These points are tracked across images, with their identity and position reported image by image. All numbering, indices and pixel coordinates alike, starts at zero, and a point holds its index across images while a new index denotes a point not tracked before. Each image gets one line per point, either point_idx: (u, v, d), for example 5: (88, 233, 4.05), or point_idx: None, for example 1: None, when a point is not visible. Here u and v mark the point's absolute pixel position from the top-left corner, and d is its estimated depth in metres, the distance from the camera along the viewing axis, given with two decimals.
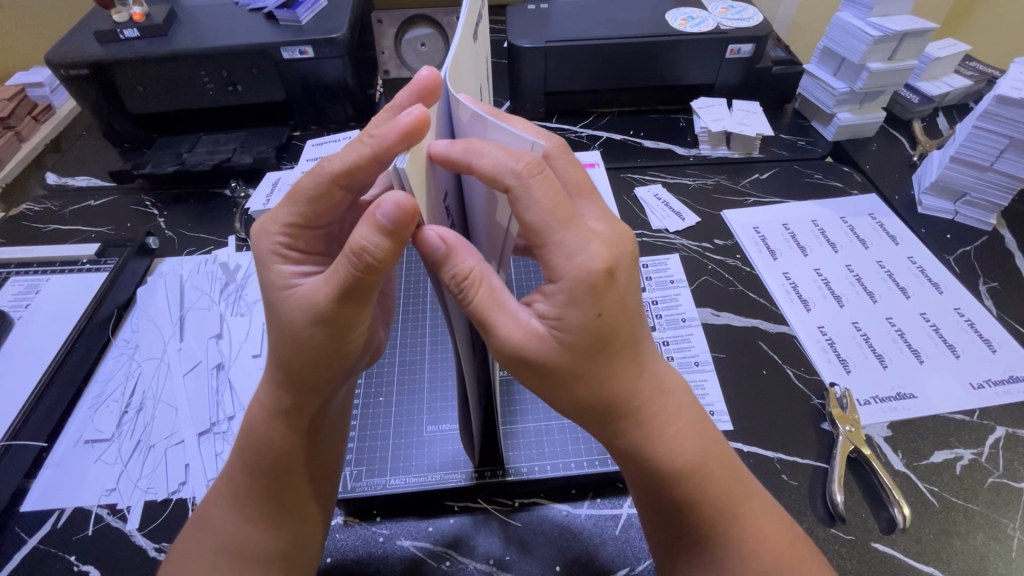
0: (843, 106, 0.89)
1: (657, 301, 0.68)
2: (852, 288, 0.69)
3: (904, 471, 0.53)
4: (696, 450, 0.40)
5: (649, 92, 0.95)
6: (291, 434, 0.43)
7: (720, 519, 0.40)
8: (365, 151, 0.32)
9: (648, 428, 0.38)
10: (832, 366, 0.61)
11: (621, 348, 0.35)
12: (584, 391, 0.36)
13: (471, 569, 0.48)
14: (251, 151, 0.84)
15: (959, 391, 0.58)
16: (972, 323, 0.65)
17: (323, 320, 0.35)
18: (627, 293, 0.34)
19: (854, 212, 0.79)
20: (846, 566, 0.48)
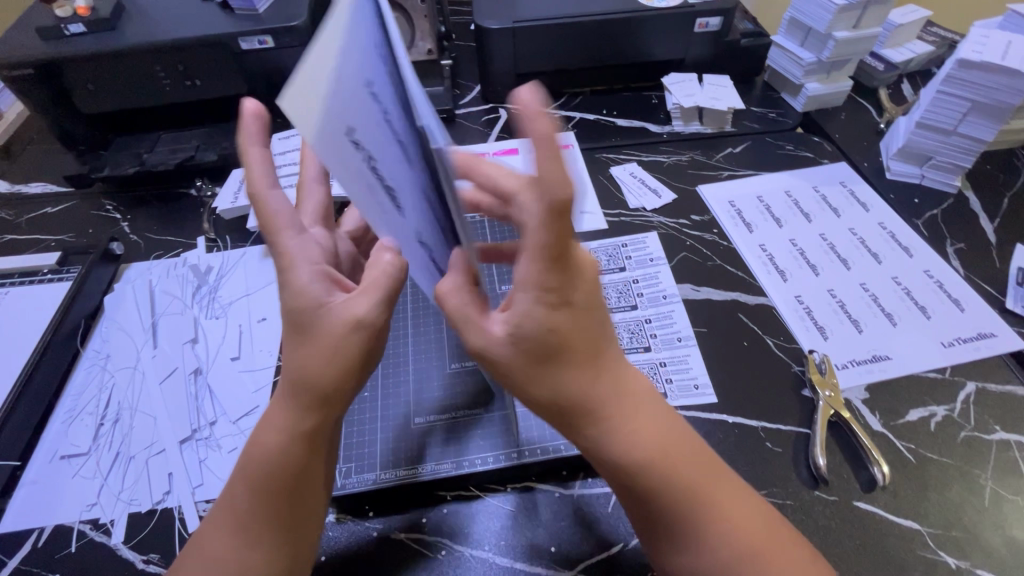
0: (812, 76, 0.90)
1: (638, 280, 0.68)
2: (826, 256, 0.70)
3: (882, 431, 0.55)
4: (659, 441, 0.40)
5: (620, 70, 0.95)
6: (302, 449, 0.41)
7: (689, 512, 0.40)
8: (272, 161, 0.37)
9: (614, 422, 0.39)
10: (809, 334, 0.62)
11: (576, 345, 0.36)
12: (548, 386, 0.37)
13: (468, 556, 0.48)
14: (214, 148, 0.80)
15: (931, 349, 0.60)
16: (942, 284, 0.67)
17: (361, 325, 0.37)
18: (583, 309, 0.36)
19: (826, 182, 0.80)
20: (831, 526, 0.49)
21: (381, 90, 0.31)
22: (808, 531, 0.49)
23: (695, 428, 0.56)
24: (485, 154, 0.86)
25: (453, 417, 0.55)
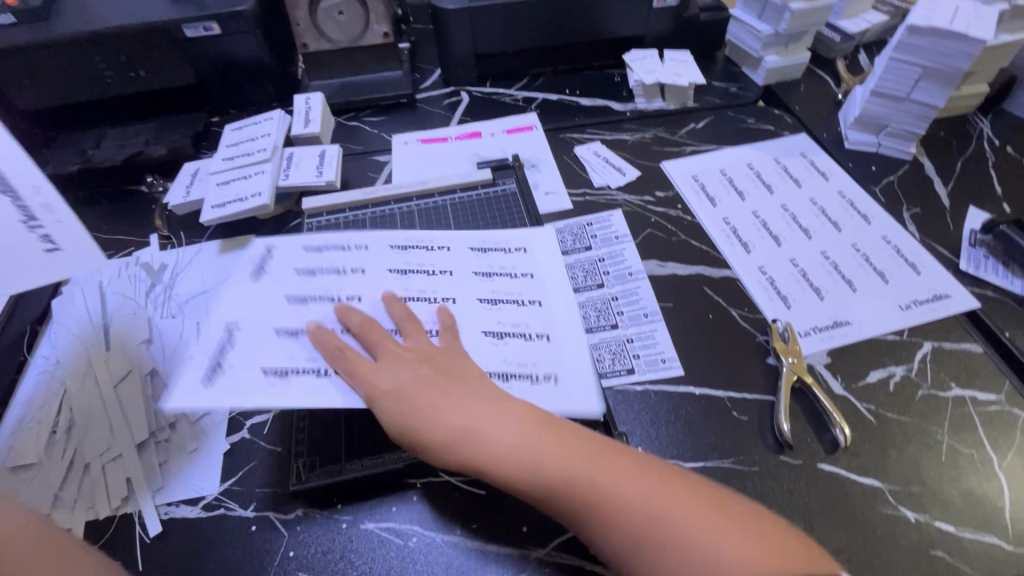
0: (771, 49, 0.90)
1: (603, 259, 0.68)
2: (788, 226, 0.71)
3: (843, 394, 0.56)
4: (521, 454, 0.45)
5: (582, 48, 0.93)
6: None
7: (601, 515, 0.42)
8: None
9: (479, 455, 0.45)
10: (773, 304, 0.63)
11: (425, 404, 0.47)
12: (423, 440, 0.47)
13: (440, 541, 0.48)
14: (164, 141, 0.79)
15: (889, 312, 0.62)
16: (899, 249, 0.68)
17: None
18: (409, 388, 0.48)
19: (787, 153, 0.81)
20: (795, 489, 0.50)
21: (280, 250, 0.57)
22: (774, 495, 0.50)
23: (664, 402, 0.56)
24: (448, 139, 0.85)
25: None
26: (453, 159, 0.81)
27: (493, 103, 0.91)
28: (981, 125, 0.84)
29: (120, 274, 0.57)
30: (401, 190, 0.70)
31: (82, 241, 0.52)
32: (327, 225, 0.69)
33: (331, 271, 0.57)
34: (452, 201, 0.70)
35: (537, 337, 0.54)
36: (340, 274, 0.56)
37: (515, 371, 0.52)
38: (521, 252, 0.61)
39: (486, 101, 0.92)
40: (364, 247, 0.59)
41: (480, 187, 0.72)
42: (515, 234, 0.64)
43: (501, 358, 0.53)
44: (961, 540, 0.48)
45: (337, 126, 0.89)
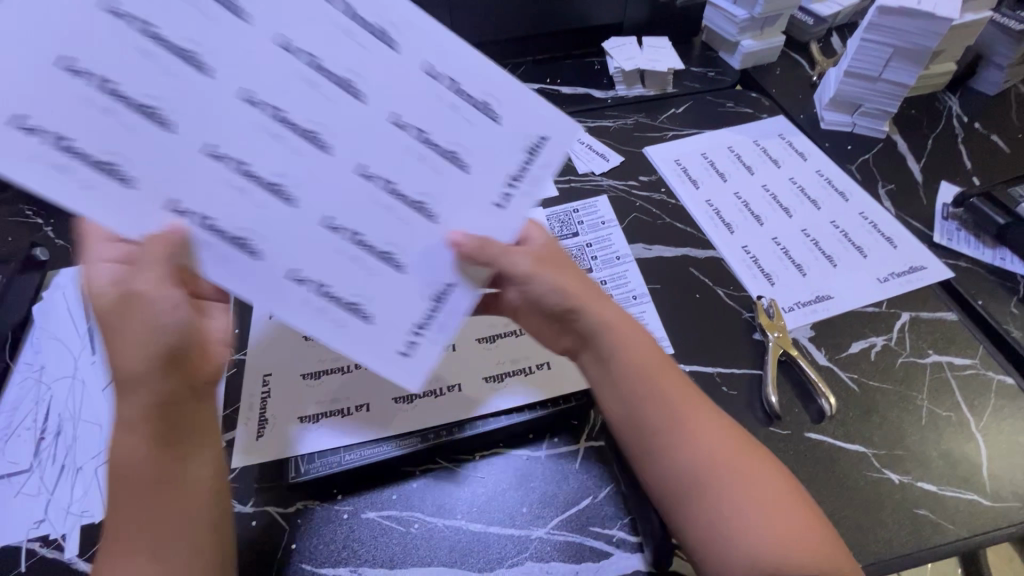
0: (746, 33, 0.91)
1: (590, 244, 0.69)
2: (769, 206, 0.73)
3: (827, 365, 0.58)
4: (670, 395, 0.46)
5: (561, 36, 0.94)
6: (144, 450, 0.39)
7: (714, 473, 0.43)
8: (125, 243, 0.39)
9: (626, 357, 0.47)
10: (757, 282, 0.65)
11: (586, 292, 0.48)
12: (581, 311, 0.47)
13: (441, 526, 0.48)
14: None
15: (868, 284, 0.64)
16: (876, 224, 0.70)
17: (142, 301, 0.37)
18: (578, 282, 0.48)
19: (765, 134, 0.82)
20: (785, 458, 0.52)
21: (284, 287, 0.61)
22: None
23: None
24: None
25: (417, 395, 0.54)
26: None
27: None
28: (950, 103, 0.87)
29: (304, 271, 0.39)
30: None
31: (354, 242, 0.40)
32: None
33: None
34: None
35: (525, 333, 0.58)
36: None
37: (507, 370, 0.56)
38: None
39: None
40: None
41: None
42: None
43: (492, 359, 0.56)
44: (943, 497, 0.50)
45: None
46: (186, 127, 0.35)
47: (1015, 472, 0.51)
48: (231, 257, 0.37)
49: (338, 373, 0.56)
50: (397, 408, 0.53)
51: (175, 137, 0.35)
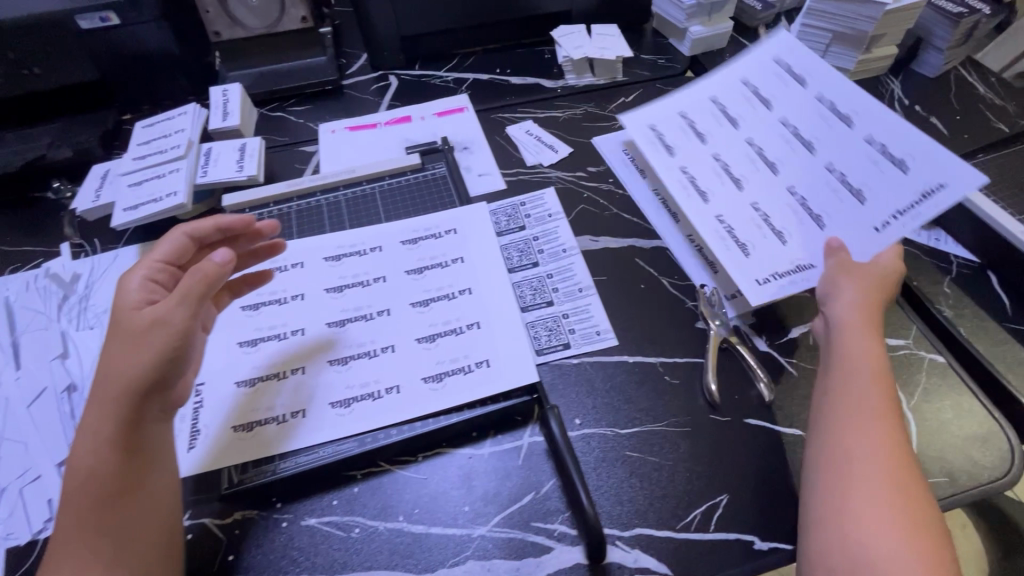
0: (694, 19, 0.91)
1: (537, 237, 0.68)
2: (718, 176, 0.66)
3: (767, 350, 0.59)
4: (881, 451, 0.45)
5: (509, 26, 0.93)
6: (115, 456, 0.42)
7: (867, 524, 0.42)
8: (163, 262, 0.49)
9: (835, 388, 0.50)
10: (763, 243, 0.60)
11: (864, 314, 0.53)
12: (844, 322, 0.53)
13: (383, 529, 0.48)
14: (70, 143, 0.75)
15: (868, 236, 0.57)
16: (885, 148, 0.60)
17: (161, 323, 0.44)
18: (874, 302, 0.54)
19: (756, 66, 0.72)
20: (725, 445, 0.53)
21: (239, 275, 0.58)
22: (706, 452, 0.52)
23: (599, 373, 0.57)
24: (377, 125, 0.83)
25: (355, 402, 0.52)
26: (383, 146, 0.79)
27: (423, 86, 0.90)
28: (892, 86, 0.88)
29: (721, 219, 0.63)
30: (326, 180, 0.68)
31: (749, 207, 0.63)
32: None
33: (271, 302, 0.57)
34: (381, 188, 0.69)
35: (468, 328, 0.56)
36: (280, 304, 0.57)
37: (448, 369, 0.53)
38: (452, 234, 0.63)
39: (415, 84, 0.90)
40: (300, 265, 0.60)
41: (410, 173, 0.70)
42: (446, 214, 0.64)
43: (432, 359, 0.54)
44: None
45: (260, 117, 0.85)
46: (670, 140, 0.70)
47: (946, 448, 0.53)
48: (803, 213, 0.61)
49: (273, 380, 0.53)
50: (334, 414, 0.51)
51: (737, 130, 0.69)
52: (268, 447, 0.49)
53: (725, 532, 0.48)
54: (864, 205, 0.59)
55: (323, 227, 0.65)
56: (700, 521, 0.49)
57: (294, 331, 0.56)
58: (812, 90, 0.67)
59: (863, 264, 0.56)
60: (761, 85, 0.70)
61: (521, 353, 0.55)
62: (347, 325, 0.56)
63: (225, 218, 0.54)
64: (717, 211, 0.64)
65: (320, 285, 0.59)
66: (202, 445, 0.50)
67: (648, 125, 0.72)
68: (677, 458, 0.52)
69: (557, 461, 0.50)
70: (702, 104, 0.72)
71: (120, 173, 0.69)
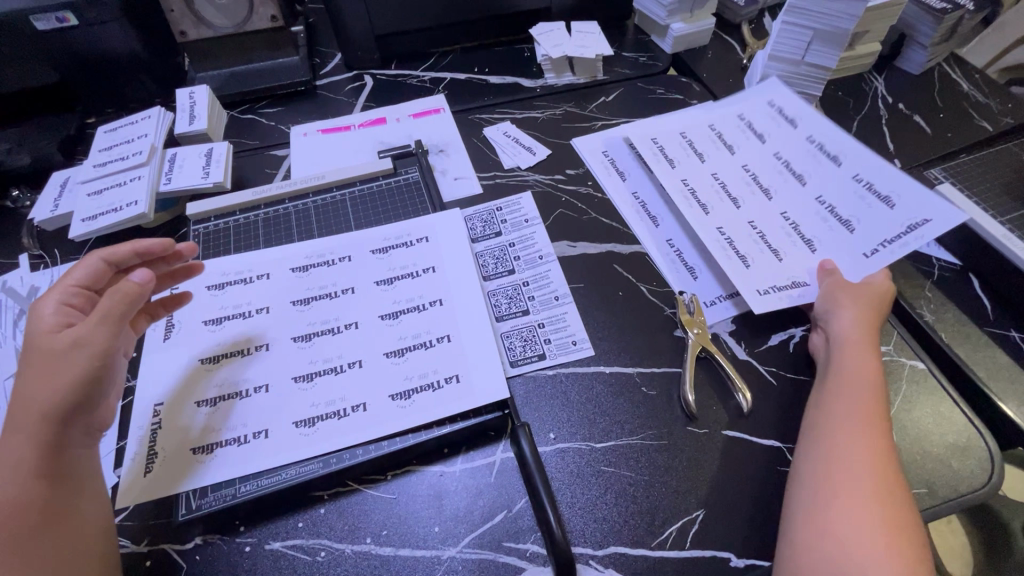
0: (676, 16, 0.89)
1: (513, 244, 0.66)
2: (715, 195, 0.67)
3: (746, 359, 0.58)
4: (873, 470, 0.45)
5: (487, 23, 0.90)
6: (38, 484, 0.41)
7: (849, 539, 0.42)
8: (76, 287, 0.49)
9: (828, 403, 0.50)
10: (760, 257, 0.61)
11: (863, 333, 0.53)
12: (840, 339, 0.54)
13: (350, 552, 0.46)
14: (28, 149, 0.73)
15: (860, 260, 0.59)
16: (870, 185, 0.64)
17: (80, 345, 0.45)
18: (872, 322, 0.54)
19: (753, 104, 0.75)
20: (702, 458, 0.51)
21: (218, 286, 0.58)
22: (682, 466, 0.51)
23: (575, 384, 0.56)
24: (351, 127, 0.80)
25: (320, 420, 0.50)
26: (356, 149, 0.77)
27: (398, 86, 0.87)
28: (876, 84, 0.87)
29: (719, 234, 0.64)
30: (295, 186, 0.66)
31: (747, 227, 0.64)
32: (216, 230, 0.63)
33: (235, 316, 0.55)
34: (351, 194, 0.67)
35: (438, 342, 0.54)
36: (243, 318, 0.55)
37: (417, 385, 0.52)
38: (424, 242, 0.61)
39: (390, 84, 0.88)
40: (266, 276, 0.58)
41: (381, 178, 0.68)
42: (417, 222, 0.63)
43: (401, 374, 0.52)
44: None
45: (230, 120, 0.83)
46: (668, 157, 0.71)
47: (925, 457, 0.52)
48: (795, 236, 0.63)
49: (236, 399, 0.51)
50: (297, 434, 0.49)
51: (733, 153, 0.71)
52: (230, 469, 0.48)
53: (701, 549, 0.47)
54: (853, 233, 0.61)
55: (290, 235, 0.62)
56: (675, 539, 0.47)
57: (258, 346, 0.54)
58: (803, 131, 0.70)
59: (857, 284, 0.57)
60: (775, 111, 0.73)
61: (492, 367, 0.53)
62: (313, 338, 0.54)
63: (143, 241, 0.53)
64: (719, 224, 0.64)
65: (288, 297, 0.57)
66: (160, 466, 0.48)
67: (647, 137, 0.73)
68: (652, 473, 0.51)
69: (528, 478, 0.49)
70: (725, 118, 0.74)
71: (79, 181, 0.67)
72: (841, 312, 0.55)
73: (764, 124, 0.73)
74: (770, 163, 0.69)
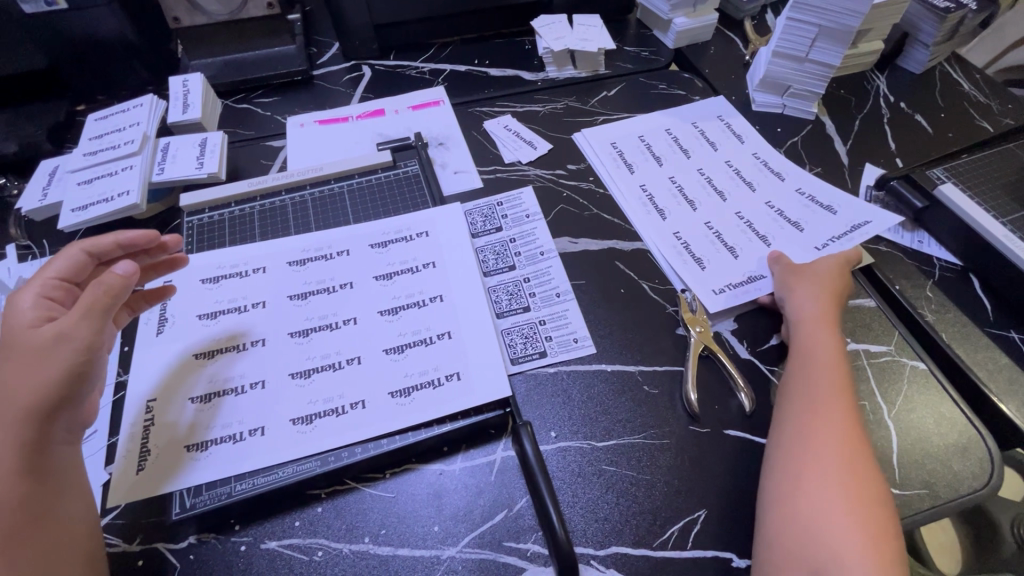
0: (678, 10, 0.89)
1: (514, 239, 0.66)
2: (673, 198, 0.70)
3: (749, 358, 0.57)
4: (836, 443, 0.47)
5: (487, 14, 0.89)
6: (21, 483, 0.40)
7: (820, 511, 0.44)
8: (55, 282, 0.47)
9: (790, 381, 0.53)
10: (719, 257, 0.64)
11: (822, 313, 0.56)
12: (799, 320, 0.56)
13: (347, 552, 0.46)
14: (15, 135, 0.71)
15: (809, 257, 0.63)
16: (812, 197, 0.70)
17: (64, 339, 0.43)
18: (829, 301, 0.57)
19: (702, 116, 0.80)
20: (704, 457, 0.51)
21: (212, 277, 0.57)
22: (684, 466, 0.51)
23: (577, 382, 0.55)
24: (349, 118, 0.79)
25: (318, 418, 0.49)
26: (354, 140, 0.76)
27: (397, 77, 0.86)
28: (877, 83, 0.87)
29: (679, 233, 0.67)
30: (291, 178, 0.65)
31: (707, 228, 0.67)
32: (211, 222, 0.62)
33: (230, 310, 0.54)
34: (350, 186, 0.65)
35: (439, 338, 0.53)
36: (239, 313, 0.54)
37: (417, 382, 0.51)
38: (423, 237, 0.60)
39: (389, 75, 0.86)
40: (262, 270, 0.57)
41: (381, 170, 0.67)
42: (417, 216, 0.62)
43: (400, 371, 0.51)
44: None
45: (225, 109, 0.81)
46: (628, 161, 0.74)
47: (925, 457, 0.52)
48: (750, 238, 0.66)
49: (231, 395, 0.50)
50: (294, 431, 0.48)
51: (688, 159, 0.75)
52: (226, 468, 0.47)
53: (702, 549, 0.47)
54: (803, 232, 0.66)
55: (287, 229, 0.61)
56: (677, 539, 0.47)
57: (253, 342, 0.52)
58: (750, 145, 0.76)
59: (813, 268, 0.60)
60: (726, 121, 0.79)
61: (493, 365, 0.52)
62: (311, 333, 0.53)
63: (128, 233, 0.51)
64: (676, 228, 0.67)
65: (284, 291, 0.55)
66: (153, 465, 0.47)
67: (606, 141, 0.76)
68: (654, 472, 0.50)
69: (530, 478, 0.48)
70: (678, 125, 0.79)
71: (69, 170, 0.65)
72: (800, 295, 0.57)
73: (714, 134, 0.78)
74: (722, 168, 0.74)
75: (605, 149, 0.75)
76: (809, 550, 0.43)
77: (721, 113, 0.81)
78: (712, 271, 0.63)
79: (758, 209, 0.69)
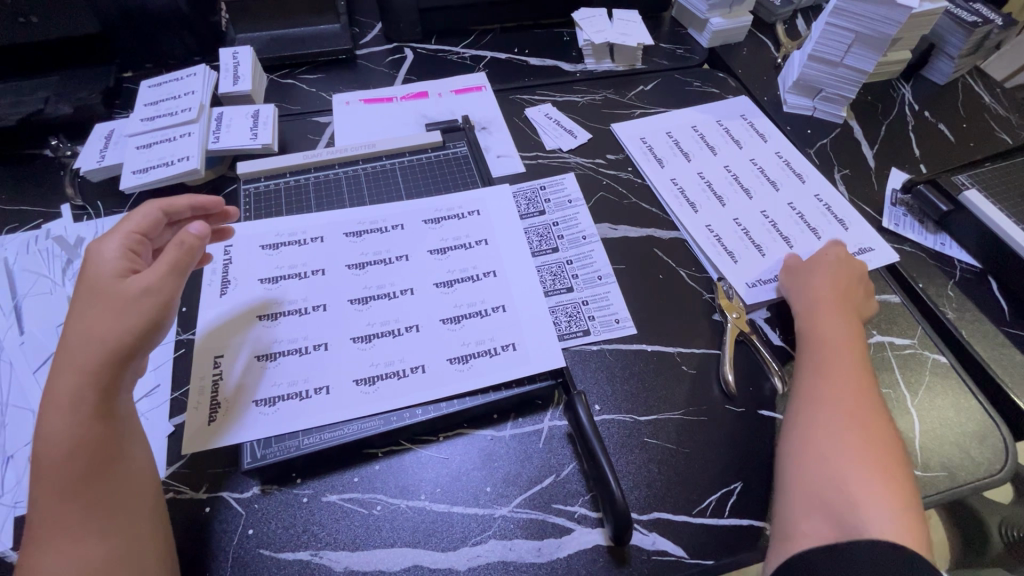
0: (715, 11, 0.91)
1: (557, 222, 0.68)
2: (704, 194, 0.72)
3: (781, 345, 0.60)
4: (851, 417, 0.49)
5: (529, 5, 0.91)
6: (97, 423, 0.41)
7: (845, 479, 0.46)
8: (131, 233, 0.48)
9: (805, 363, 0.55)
10: (749, 253, 0.66)
11: (831, 299, 0.58)
12: (809, 308, 0.58)
13: (405, 507, 0.48)
14: (69, 98, 0.72)
15: None
16: (830, 206, 0.72)
17: (151, 293, 0.45)
18: (836, 287, 0.59)
19: (728, 115, 0.82)
20: (740, 435, 0.54)
21: (273, 244, 0.59)
22: (721, 442, 0.53)
23: (619, 360, 0.58)
24: (394, 99, 0.81)
25: (380, 381, 0.51)
26: (399, 121, 0.78)
27: (439, 62, 0.88)
28: (903, 92, 0.90)
29: (711, 228, 0.69)
30: (345, 152, 0.67)
31: (735, 227, 0.69)
32: (266, 190, 0.64)
33: (291, 276, 0.56)
34: (401, 164, 0.67)
35: (494, 311, 0.55)
36: (300, 279, 0.56)
37: (474, 351, 0.53)
38: (475, 215, 0.62)
39: (431, 59, 0.88)
40: (320, 239, 0.59)
41: (430, 150, 0.69)
42: (468, 196, 0.64)
43: (458, 341, 0.53)
44: None
45: (270, 84, 0.82)
46: (659, 156, 0.76)
47: (944, 443, 0.55)
48: (774, 239, 0.68)
49: (296, 355, 0.52)
50: (359, 391, 0.51)
51: (715, 155, 0.77)
52: (294, 424, 0.49)
53: (738, 518, 0.50)
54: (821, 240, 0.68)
55: (342, 202, 0.63)
56: (715, 507, 0.50)
57: (315, 306, 0.54)
58: (773, 144, 0.79)
59: (825, 261, 0.62)
60: (752, 120, 0.82)
61: (545, 338, 0.55)
62: (369, 302, 0.55)
63: (196, 195, 0.54)
64: (708, 222, 0.69)
65: (343, 260, 0.57)
66: (221, 418, 0.49)
67: (635, 136, 0.78)
68: (695, 446, 0.53)
69: (580, 444, 0.51)
70: (705, 123, 0.81)
71: (125, 134, 0.67)
72: (809, 286, 0.60)
73: (744, 131, 0.80)
74: (746, 170, 0.75)
75: (636, 142, 0.78)
76: (838, 511, 0.45)
77: (747, 111, 0.83)
78: (740, 268, 0.65)
79: (780, 212, 0.71)
